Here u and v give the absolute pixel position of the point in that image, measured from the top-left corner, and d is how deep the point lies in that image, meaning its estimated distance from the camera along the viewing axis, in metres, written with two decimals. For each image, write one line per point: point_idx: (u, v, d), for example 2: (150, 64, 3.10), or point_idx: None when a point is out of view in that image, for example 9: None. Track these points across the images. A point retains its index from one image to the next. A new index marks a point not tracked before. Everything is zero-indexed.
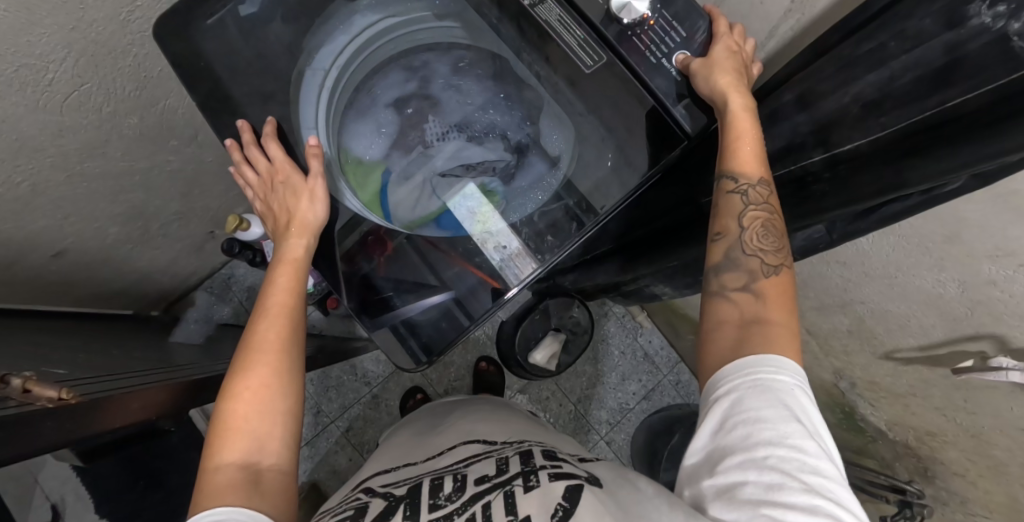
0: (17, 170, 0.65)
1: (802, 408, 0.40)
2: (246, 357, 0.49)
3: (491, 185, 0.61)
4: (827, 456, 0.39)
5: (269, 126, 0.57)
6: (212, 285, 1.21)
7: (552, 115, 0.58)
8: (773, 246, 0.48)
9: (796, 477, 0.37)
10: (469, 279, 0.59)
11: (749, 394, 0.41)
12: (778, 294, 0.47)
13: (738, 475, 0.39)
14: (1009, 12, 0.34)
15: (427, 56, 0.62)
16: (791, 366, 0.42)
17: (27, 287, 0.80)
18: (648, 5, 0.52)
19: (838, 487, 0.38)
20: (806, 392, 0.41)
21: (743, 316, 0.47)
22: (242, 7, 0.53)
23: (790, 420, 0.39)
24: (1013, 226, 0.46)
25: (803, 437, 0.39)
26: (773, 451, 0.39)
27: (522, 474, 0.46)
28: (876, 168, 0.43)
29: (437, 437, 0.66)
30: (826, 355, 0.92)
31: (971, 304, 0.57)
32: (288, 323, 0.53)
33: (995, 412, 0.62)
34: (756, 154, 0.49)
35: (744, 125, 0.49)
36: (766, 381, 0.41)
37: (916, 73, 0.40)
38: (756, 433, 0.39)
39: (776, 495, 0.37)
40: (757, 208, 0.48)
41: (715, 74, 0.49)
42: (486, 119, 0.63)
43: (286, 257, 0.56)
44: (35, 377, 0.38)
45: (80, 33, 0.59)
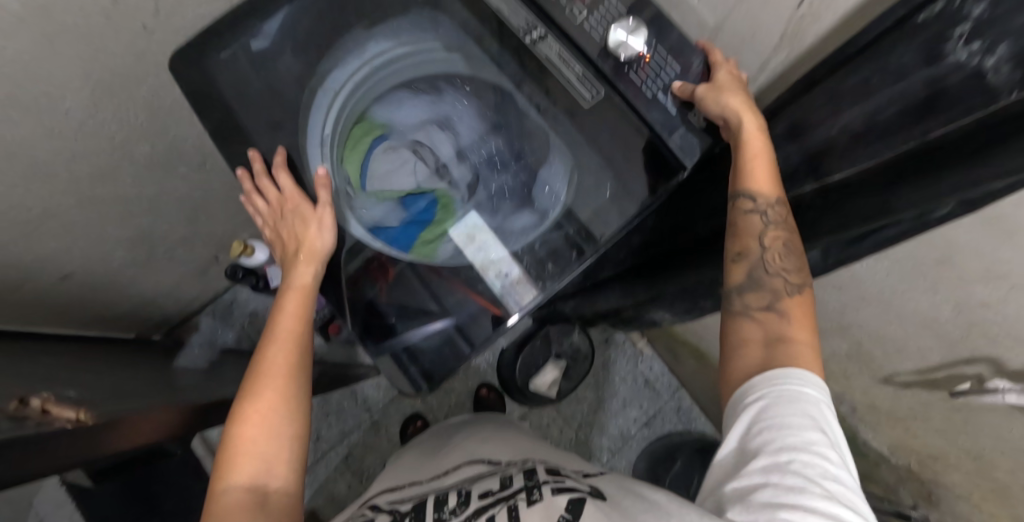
0: (28, 194, 0.68)
1: (826, 420, 0.41)
2: (256, 382, 0.50)
3: (454, 202, 0.66)
4: (845, 469, 0.40)
5: (280, 156, 0.58)
6: (214, 310, 1.18)
7: (555, 174, 0.61)
8: (796, 266, 0.49)
9: (816, 483, 0.38)
10: (471, 307, 0.60)
11: (775, 402, 0.42)
12: (801, 314, 0.48)
13: (760, 478, 0.39)
14: (983, 48, 0.36)
15: (478, 86, 0.62)
16: (813, 378, 0.43)
17: (32, 308, 0.80)
18: (644, 43, 0.54)
19: (855, 499, 0.38)
20: (829, 408, 0.42)
21: (766, 335, 0.47)
22: (254, 42, 0.57)
23: (815, 428, 0.40)
24: (1002, 248, 0.48)
25: (826, 446, 0.40)
26: (796, 456, 0.39)
27: (526, 488, 0.46)
28: (863, 196, 0.44)
29: (443, 457, 0.66)
30: (826, 380, 0.92)
31: (966, 325, 0.59)
32: (297, 348, 0.53)
33: (996, 432, 0.63)
34: (771, 175, 0.50)
35: (759, 144, 0.51)
36: (793, 390, 0.42)
37: (898, 105, 0.42)
38: (781, 437, 0.40)
39: (795, 498, 0.37)
40: (777, 228, 0.49)
41: (725, 94, 0.51)
42: (494, 152, 0.66)
43: (294, 284, 0.57)
44: (56, 400, 0.41)
45: (97, 63, 0.62)
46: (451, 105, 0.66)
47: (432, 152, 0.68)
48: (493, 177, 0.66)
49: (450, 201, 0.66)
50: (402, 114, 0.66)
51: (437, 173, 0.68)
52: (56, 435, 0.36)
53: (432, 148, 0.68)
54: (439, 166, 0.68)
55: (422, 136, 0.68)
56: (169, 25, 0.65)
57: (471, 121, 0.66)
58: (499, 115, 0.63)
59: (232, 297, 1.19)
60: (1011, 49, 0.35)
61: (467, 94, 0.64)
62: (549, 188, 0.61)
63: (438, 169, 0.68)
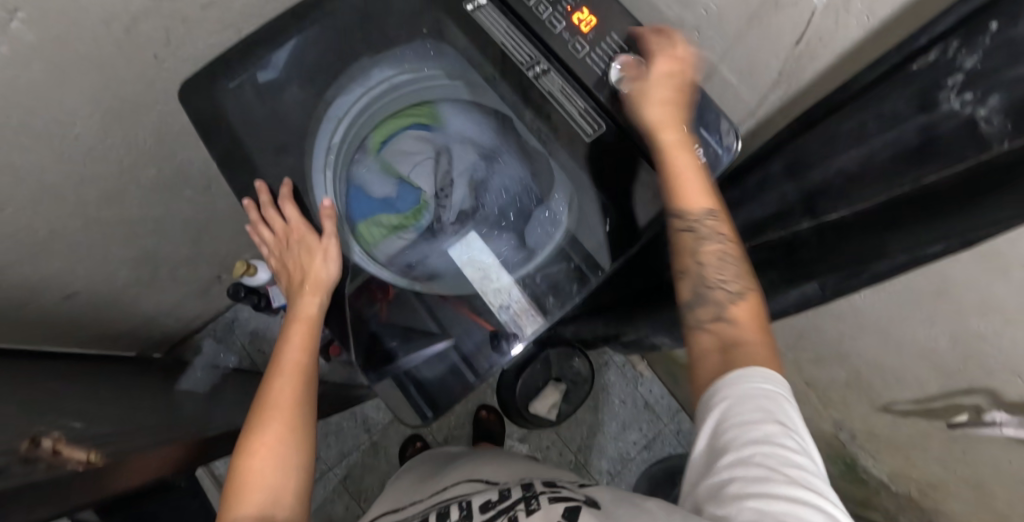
0: (36, 215, 0.68)
1: (785, 414, 0.41)
2: (263, 414, 0.50)
3: (426, 210, 0.68)
4: (810, 460, 0.39)
5: (286, 187, 0.59)
6: (215, 328, 1.18)
7: (547, 218, 0.63)
8: (736, 274, 0.51)
9: (779, 470, 0.37)
10: (476, 334, 0.61)
11: (738, 400, 0.42)
12: (748, 315, 0.50)
13: (727, 476, 0.39)
14: (976, 99, 0.36)
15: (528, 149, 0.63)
16: (771, 375, 0.44)
17: (35, 327, 0.81)
18: (646, 79, 0.55)
19: (826, 487, 0.38)
20: (787, 402, 0.42)
21: (723, 343, 0.49)
22: (260, 74, 0.59)
23: (771, 419, 0.40)
24: (998, 283, 0.49)
25: (787, 436, 0.39)
26: (758, 449, 0.39)
27: (523, 499, 0.46)
28: (864, 236, 0.45)
29: (441, 478, 0.67)
30: (826, 407, 0.92)
31: (963, 358, 0.59)
32: (303, 380, 0.54)
33: (994, 462, 0.63)
34: (699, 188, 0.52)
35: (680, 158, 0.53)
36: (748, 386, 0.43)
37: (892, 150, 0.43)
38: (742, 433, 0.40)
39: (760, 487, 0.36)
40: (711, 240, 0.52)
41: (644, 107, 0.54)
42: (502, 203, 0.67)
43: (300, 315, 0.58)
44: (65, 440, 0.41)
45: (107, 91, 0.63)
46: (500, 151, 0.67)
47: (453, 165, 0.69)
48: (482, 215, 0.67)
49: (423, 206, 0.68)
50: (458, 119, 0.68)
51: (441, 187, 0.68)
52: (66, 481, 0.36)
53: (458, 165, 0.69)
54: (449, 182, 0.69)
55: (465, 147, 0.69)
56: (179, 55, 0.66)
57: (509, 173, 0.67)
58: (536, 183, 0.65)
59: (233, 316, 1.19)
60: (1002, 101, 0.35)
61: (516, 150, 0.65)
62: (544, 227, 0.63)
63: (445, 179, 0.69)
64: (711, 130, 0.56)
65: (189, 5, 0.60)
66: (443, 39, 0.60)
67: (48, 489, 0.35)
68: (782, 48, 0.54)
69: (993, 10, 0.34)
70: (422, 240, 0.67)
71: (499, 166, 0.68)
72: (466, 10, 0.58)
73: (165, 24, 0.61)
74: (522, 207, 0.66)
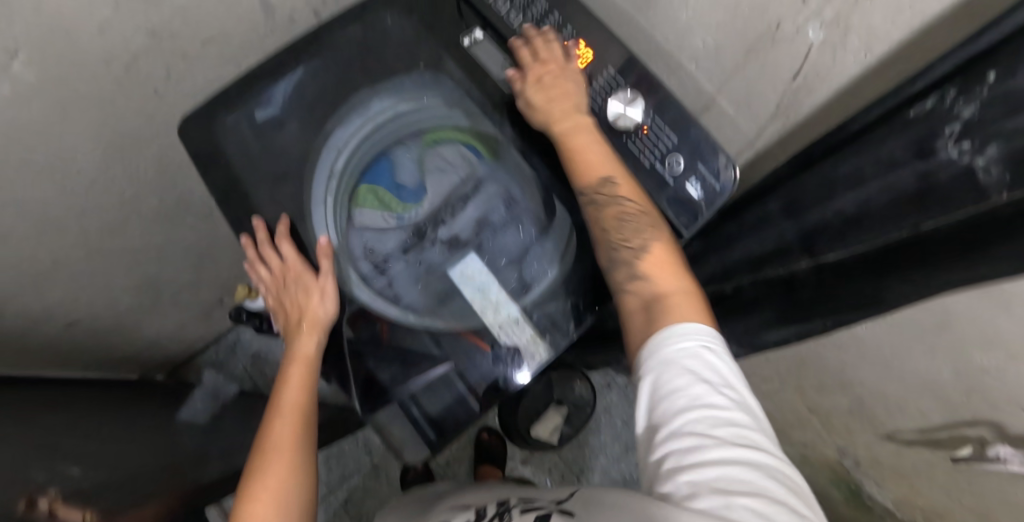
0: (39, 246, 0.69)
1: (708, 369, 0.45)
2: (262, 458, 0.50)
3: (413, 209, 0.67)
4: (734, 409, 0.43)
5: (284, 225, 0.60)
6: (218, 350, 1.19)
7: (542, 253, 0.64)
8: (639, 231, 0.53)
9: (707, 434, 0.42)
10: (481, 365, 0.63)
11: (663, 368, 0.46)
12: (660, 264, 0.53)
13: (664, 446, 0.43)
14: (972, 149, 0.36)
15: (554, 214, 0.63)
16: (686, 328, 0.47)
17: (39, 354, 0.81)
18: (643, 114, 0.57)
19: (750, 431, 0.42)
20: (710, 355, 0.46)
21: (644, 301, 0.52)
22: (258, 112, 0.61)
23: (695, 381, 0.44)
24: (1000, 320, 0.48)
25: (711, 393, 0.43)
26: (688, 418, 0.43)
27: (495, 516, 0.53)
28: (858, 280, 0.46)
29: (429, 505, 0.71)
30: (829, 433, 0.90)
31: (966, 391, 0.58)
32: (301, 420, 0.55)
33: (1001, 494, 0.62)
34: (594, 164, 0.54)
35: (575, 140, 0.55)
36: (674, 352, 0.46)
37: (889, 194, 0.42)
38: (674, 404, 0.44)
39: (693, 457, 0.41)
40: (613, 207, 0.54)
41: (530, 92, 0.56)
42: (502, 248, 0.66)
43: (298, 355, 0.58)
44: (64, 496, 0.42)
45: (109, 127, 0.64)
46: (527, 207, 0.66)
47: (475, 192, 0.67)
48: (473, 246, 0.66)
49: (412, 206, 0.67)
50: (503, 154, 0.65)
51: (449, 204, 0.67)
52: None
53: (480, 194, 0.67)
54: (460, 200, 0.68)
55: (496, 180, 0.66)
56: (180, 89, 0.67)
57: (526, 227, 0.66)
58: (548, 244, 0.65)
59: (235, 338, 1.19)
60: (1000, 151, 0.34)
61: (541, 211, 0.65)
62: (541, 263, 0.64)
63: (460, 197, 0.67)
64: (709, 165, 0.55)
65: (189, 42, 0.61)
66: (441, 72, 0.62)
67: None
68: (779, 81, 0.54)
69: (989, 62, 0.33)
70: (394, 232, 0.66)
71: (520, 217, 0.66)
72: (464, 44, 0.61)
73: (165, 60, 0.61)
74: (519, 259, 0.65)
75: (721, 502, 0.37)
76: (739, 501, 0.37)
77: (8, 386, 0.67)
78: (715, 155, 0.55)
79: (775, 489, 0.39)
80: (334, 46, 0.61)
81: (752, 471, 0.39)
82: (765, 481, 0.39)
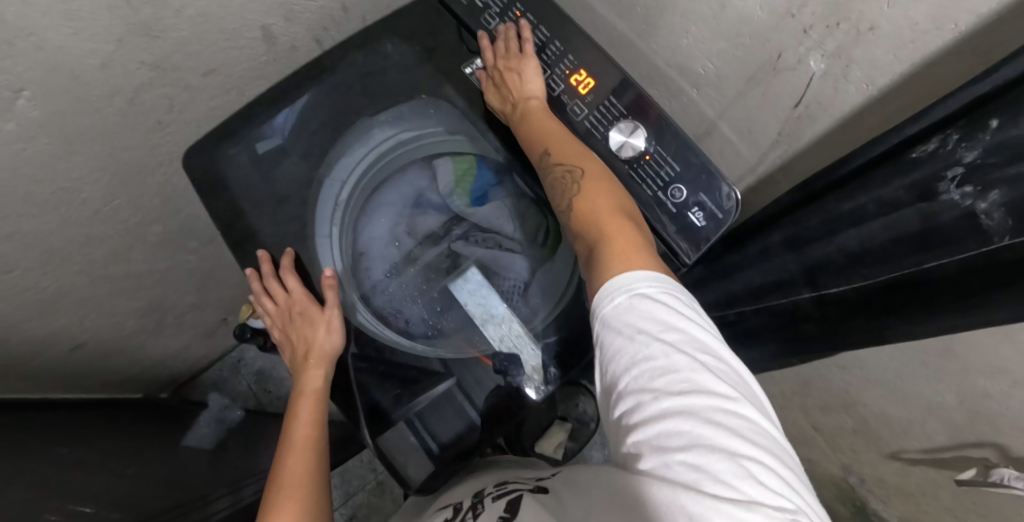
0: (45, 276, 0.69)
1: (645, 319, 0.40)
2: (277, 494, 0.50)
3: (461, 200, 0.72)
4: (679, 352, 0.39)
5: (288, 257, 0.61)
6: (222, 367, 1.19)
7: (535, 295, 0.69)
8: (570, 193, 0.53)
9: (648, 389, 0.38)
10: (486, 383, 0.62)
11: (603, 329, 0.43)
12: (590, 222, 0.50)
13: (614, 406, 0.41)
14: (975, 193, 0.36)
15: (547, 291, 0.68)
16: (618, 281, 0.43)
17: (46, 379, 0.82)
18: (645, 142, 0.57)
19: (698, 372, 0.38)
20: (653, 303, 0.41)
21: (585, 259, 0.50)
22: (258, 144, 0.61)
23: (631, 335, 0.40)
24: (1004, 350, 0.49)
25: (649, 343, 0.39)
26: (628, 377, 0.40)
27: (470, 506, 0.59)
28: (864, 318, 0.47)
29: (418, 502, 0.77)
30: (832, 450, 0.90)
31: (971, 415, 0.59)
32: (313, 455, 0.55)
33: (1006, 515, 0.62)
34: (535, 139, 0.56)
35: (522, 122, 0.58)
36: (612, 310, 0.43)
37: (891, 233, 0.42)
38: (616, 363, 0.41)
39: (635, 416, 0.38)
40: (554, 172, 0.54)
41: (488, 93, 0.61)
42: (491, 292, 0.69)
43: (307, 391, 0.59)
44: None
45: (114, 157, 0.64)
46: (527, 282, 0.70)
47: (506, 244, 0.72)
48: (463, 267, 0.70)
49: (464, 199, 0.71)
50: (541, 237, 0.70)
51: (481, 229, 0.72)
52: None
53: (505, 251, 0.71)
54: (493, 244, 0.72)
55: (522, 248, 0.71)
56: (182, 118, 0.67)
57: (523, 296, 0.69)
58: (525, 306, 0.68)
59: (239, 355, 1.20)
60: (1002, 197, 0.34)
61: (544, 287, 0.69)
62: (547, 290, 0.68)
63: (491, 233, 0.72)
64: (711, 195, 0.55)
65: (192, 72, 0.62)
66: (441, 97, 0.63)
67: None
68: (780, 109, 0.54)
69: (991, 109, 0.33)
70: (437, 193, 0.73)
71: (523, 287, 0.70)
72: (466, 73, 0.62)
73: (167, 92, 0.62)
74: (496, 300, 0.68)
75: (661, 461, 0.35)
76: (678, 458, 0.35)
77: (17, 410, 0.68)
78: (716, 184, 0.55)
79: (723, 436, 0.35)
80: (336, 74, 0.61)
81: (696, 421, 0.35)
82: (710, 428, 0.35)
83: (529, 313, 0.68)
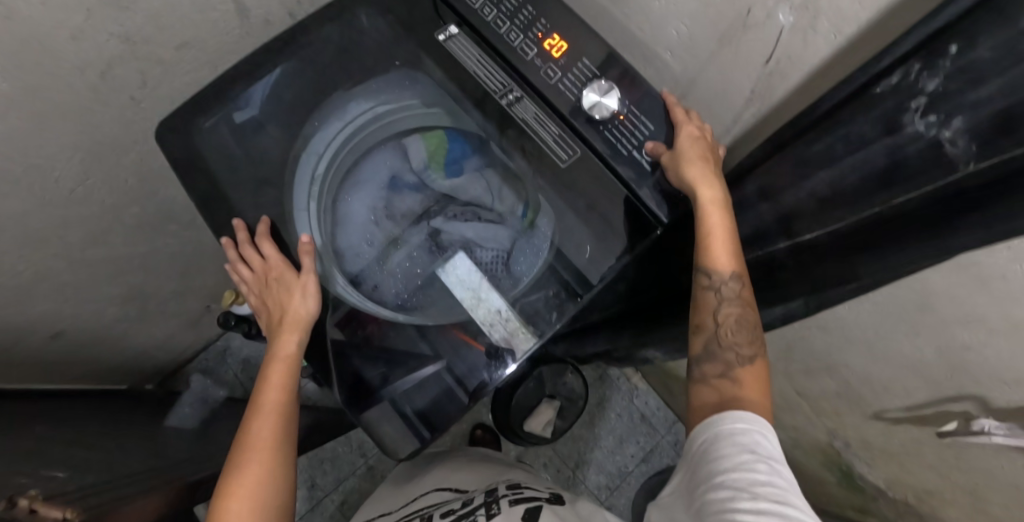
0: (22, 259, 0.68)
1: (760, 443, 0.43)
2: (241, 462, 0.50)
3: (436, 176, 0.72)
4: (782, 475, 0.41)
5: (264, 225, 0.61)
6: (208, 358, 1.18)
7: (525, 265, 0.65)
8: (749, 340, 0.51)
9: (747, 491, 0.40)
10: (469, 357, 0.61)
11: (715, 435, 0.45)
12: (755, 381, 0.50)
13: (706, 496, 0.42)
14: (940, 121, 0.37)
15: (536, 258, 0.64)
16: (764, 430, 0.44)
17: (25, 368, 0.80)
18: (618, 102, 0.57)
19: (794, 499, 0.40)
20: (771, 434, 0.44)
21: (721, 401, 0.49)
22: (236, 115, 0.61)
23: (745, 448, 0.42)
24: (977, 295, 0.49)
25: (759, 459, 0.42)
26: (726, 474, 0.41)
27: (484, 505, 0.63)
28: (835, 261, 0.49)
29: (413, 486, 0.80)
30: (818, 416, 0.91)
31: (949, 368, 0.59)
32: (282, 419, 0.55)
33: (987, 469, 0.63)
34: (730, 252, 0.51)
35: (714, 216, 0.52)
36: (729, 421, 0.45)
37: (858, 173, 0.43)
38: (718, 461, 0.43)
39: (728, 510, 0.40)
40: (729, 304, 0.52)
41: (684, 169, 0.54)
42: (475, 264, 0.67)
43: (279, 355, 0.58)
44: (42, 498, 0.38)
45: (88, 134, 0.63)
46: (511, 251, 0.67)
47: (486, 216, 0.71)
48: (444, 245, 0.70)
49: (438, 174, 0.72)
50: (517, 207, 0.69)
51: (460, 206, 0.72)
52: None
53: (486, 222, 0.70)
54: (472, 217, 0.71)
55: (502, 218, 0.70)
56: (156, 95, 0.66)
57: (510, 265, 0.66)
58: (512, 274, 0.64)
59: (225, 344, 1.19)
60: (965, 123, 0.35)
61: (530, 255, 0.65)
62: (528, 256, 0.65)
63: (469, 206, 0.72)
64: None
65: (164, 46, 0.61)
66: (418, 69, 0.63)
67: None
68: (752, 67, 0.54)
69: (950, 35, 0.34)
70: (412, 172, 0.73)
71: (508, 256, 0.67)
72: (438, 40, 0.61)
73: (139, 66, 0.61)
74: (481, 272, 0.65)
75: None
76: None
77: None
78: None
79: None
80: (309, 46, 0.61)
81: None
82: None
83: (517, 280, 0.64)
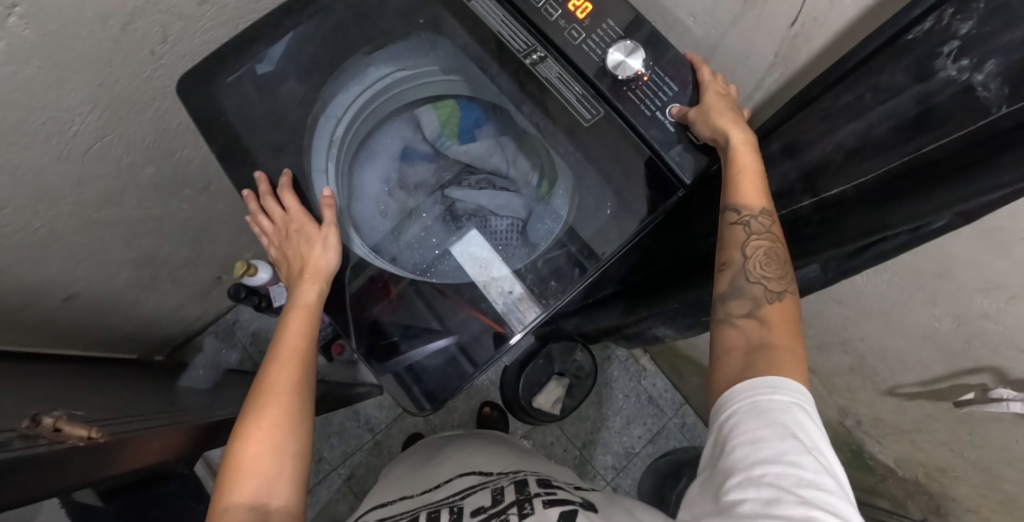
0: (36, 217, 0.67)
1: (801, 430, 0.40)
2: (261, 403, 0.51)
3: (450, 144, 0.74)
4: (826, 473, 0.38)
5: (286, 177, 0.61)
6: (217, 330, 1.19)
7: (540, 232, 0.65)
8: (777, 276, 0.50)
9: (792, 491, 0.37)
10: (478, 323, 0.61)
11: (747, 418, 0.42)
12: (782, 320, 0.49)
13: (740, 490, 0.39)
14: (972, 66, 0.39)
15: (553, 222, 0.64)
16: (801, 408, 0.41)
17: (36, 331, 0.80)
18: (642, 63, 0.57)
19: (839, 499, 0.37)
20: (810, 417, 0.41)
21: (748, 343, 0.47)
22: (258, 66, 0.60)
23: (786, 436, 0.39)
24: (999, 261, 0.49)
25: (802, 453, 0.39)
26: (768, 468, 0.38)
27: (517, 503, 0.55)
28: (859, 214, 0.48)
29: (435, 470, 0.76)
30: (829, 394, 0.91)
31: (966, 337, 0.59)
32: (300, 363, 0.55)
33: (1002, 444, 0.62)
34: (758, 189, 0.51)
35: (744, 155, 0.52)
36: (766, 403, 0.42)
37: (889, 122, 0.46)
38: (754, 452, 0.40)
39: (771, 510, 0.36)
40: (759, 238, 0.51)
41: (713, 117, 0.53)
42: (489, 232, 0.68)
43: (298, 303, 0.58)
44: (67, 421, 0.40)
45: (107, 89, 0.63)
46: (525, 218, 0.68)
47: (499, 185, 0.72)
48: (458, 215, 0.72)
49: (451, 142, 0.73)
50: (531, 178, 0.70)
51: (473, 177, 0.74)
52: (66, 452, 0.36)
53: (499, 191, 0.72)
54: (487, 185, 0.73)
55: (517, 187, 0.71)
56: (177, 51, 0.67)
57: (524, 231, 0.67)
58: (527, 240, 0.65)
59: (234, 317, 1.20)
60: (997, 66, 0.37)
61: (546, 219, 0.65)
62: (544, 223, 0.65)
63: (482, 177, 0.74)
64: None
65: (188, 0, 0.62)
66: (438, 34, 0.61)
67: (66, 459, 0.36)
68: (776, 30, 0.52)
69: None
70: (425, 143, 0.75)
71: (522, 223, 0.68)
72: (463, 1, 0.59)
73: (160, 20, 0.61)
74: (494, 240, 0.67)
75: None
76: None
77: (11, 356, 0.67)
78: None
79: None
80: None
81: None
82: None
83: (532, 246, 0.64)
